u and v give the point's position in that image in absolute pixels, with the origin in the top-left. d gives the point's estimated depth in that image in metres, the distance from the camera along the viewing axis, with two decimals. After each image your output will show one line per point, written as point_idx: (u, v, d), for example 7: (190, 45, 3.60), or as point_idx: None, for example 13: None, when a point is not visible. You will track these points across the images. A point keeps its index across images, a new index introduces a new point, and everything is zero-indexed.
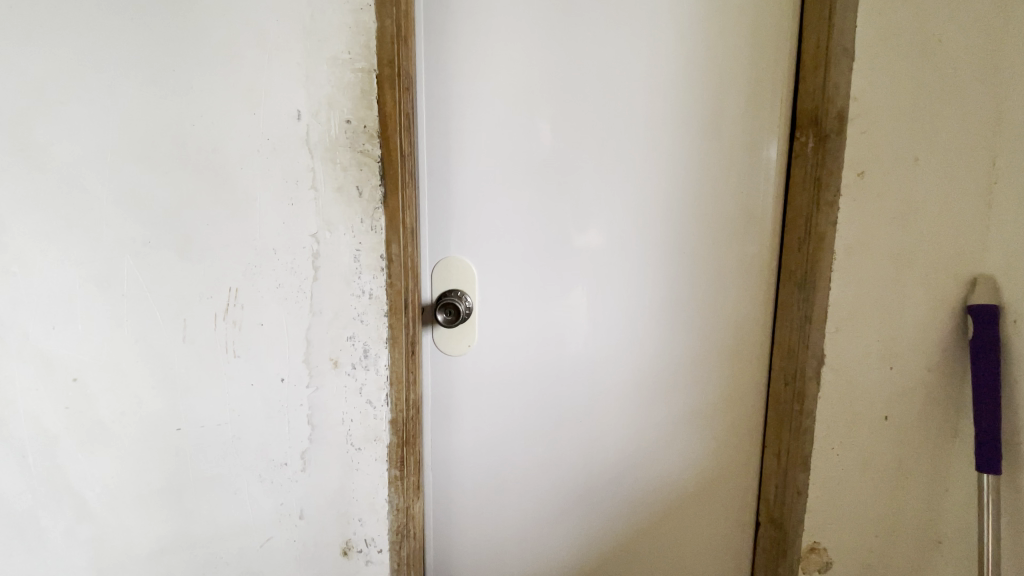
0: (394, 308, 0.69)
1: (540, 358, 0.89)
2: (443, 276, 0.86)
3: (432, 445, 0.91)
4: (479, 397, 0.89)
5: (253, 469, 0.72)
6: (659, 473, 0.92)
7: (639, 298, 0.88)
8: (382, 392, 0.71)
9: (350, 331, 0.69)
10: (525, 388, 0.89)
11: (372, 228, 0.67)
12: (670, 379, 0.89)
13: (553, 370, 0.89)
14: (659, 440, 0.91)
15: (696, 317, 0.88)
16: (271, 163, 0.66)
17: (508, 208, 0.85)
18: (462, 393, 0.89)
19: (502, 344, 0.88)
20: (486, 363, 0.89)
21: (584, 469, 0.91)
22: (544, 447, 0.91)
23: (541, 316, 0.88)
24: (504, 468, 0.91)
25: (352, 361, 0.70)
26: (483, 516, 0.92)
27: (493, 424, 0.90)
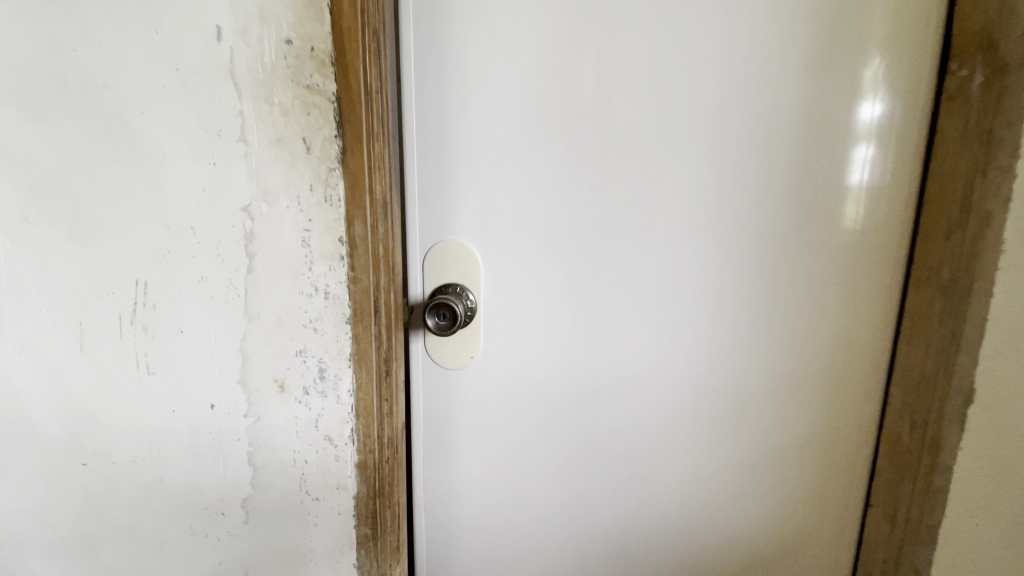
0: (361, 313, 0.49)
1: (566, 376, 0.68)
2: (438, 266, 0.66)
3: (424, 477, 0.71)
4: (485, 422, 0.69)
5: (181, 518, 0.55)
6: (721, 530, 0.70)
7: (703, 300, 0.65)
8: (346, 426, 0.52)
9: (300, 343, 0.50)
10: (546, 414, 0.69)
11: (326, 200, 0.47)
12: (741, 409, 0.67)
13: (584, 393, 0.68)
14: (721, 486, 0.69)
15: (782, 327, 0.65)
16: (183, 106, 0.46)
17: (527, 175, 0.63)
18: (463, 416, 0.69)
19: (516, 357, 0.68)
20: (495, 381, 0.68)
21: (622, 517, 0.71)
22: (569, 489, 0.70)
23: (570, 322, 0.66)
24: (517, 511, 0.71)
25: (304, 384, 0.51)
26: (491, 567, 0.73)
27: (503, 460, 0.70)
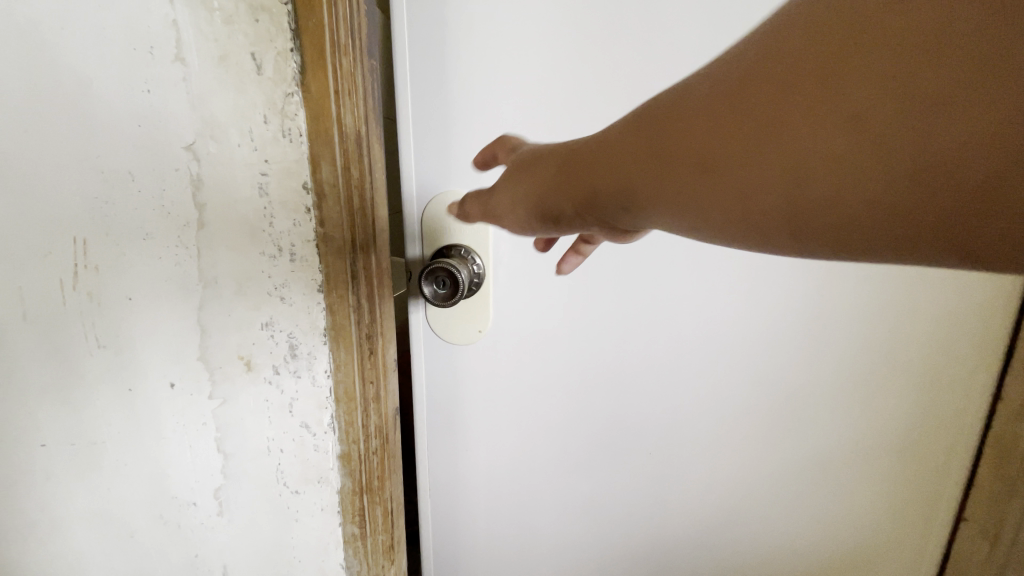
0: (335, 279, 0.40)
1: (596, 362, 0.55)
2: (439, 221, 0.52)
3: (429, 473, 0.62)
4: (498, 413, 0.58)
5: (151, 506, 0.49)
6: (774, 535, 0.61)
7: (781, 273, 0.49)
8: (323, 412, 0.44)
9: (266, 314, 0.42)
10: (569, 404, 0.57)
11: (284, 134, 0.38)
12: (811, 402, 0.54)
13: (616, 385, 0.56)
14: (776, 485, 0.59)
15: (879, 306, 0.50)
16: (105, 17, 0.37)
17: (553, 112, 0.48)
18: (472, 405, 0.58)
19: (534, 340, 0.55)
20: (509, 368, 0.56)
21: (657, 515, 0.61)
22: (594, 484, 0.60)
23: (603, 300, 0.53)
24: (535, 509, 0.62)
25: (274, 363, 0.43)
26: (505, 563, 0.66)
27: (520, 457, 0.60)
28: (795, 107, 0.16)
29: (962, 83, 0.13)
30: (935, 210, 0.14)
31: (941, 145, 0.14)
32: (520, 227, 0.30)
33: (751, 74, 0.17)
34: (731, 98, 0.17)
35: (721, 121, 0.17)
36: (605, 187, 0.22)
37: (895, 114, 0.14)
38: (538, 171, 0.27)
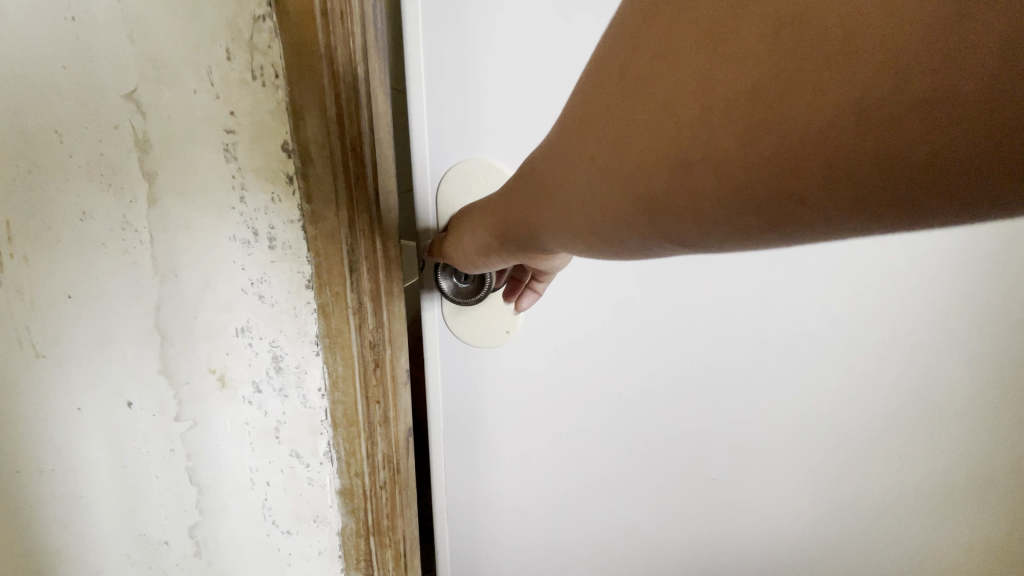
0: (328, 272, 0.30)
1: (654, 369, 0.46)
2: (461, 195, 0.41)
3: (448, 498, 0.52)
4: (534, 430, 0.49)
5: (99, 566, 0.38)
6: (822, 539, 0.57)
7: (874, 262, 0.42)
8: (319, 439, 0.35)
9: (241, 317, 0.32)
10: (618, 416, 0.48)
11: (254, 75, 0.28)
12: (886, 400, 0.49)
13: (671, 394, 0.47)
14: (831, 490, 0.53)
15: (965, 297, 0.45)
16: None
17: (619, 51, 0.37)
18: (502, 421, 0.49)
19: (578, 344, 0.45)
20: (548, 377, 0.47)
21: (710, 527, 0.54)
22: (635, 503, 0.53)
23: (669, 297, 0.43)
24: (573, 528, 0.54)
25: (255, 380, 0.33)
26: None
27: (555, 477, 0.51)
28: (618, 107, 0.15)
29: (708, 66, 0.13)
30: (757, 193, 0.13)
31: (781, 104, 0.12)
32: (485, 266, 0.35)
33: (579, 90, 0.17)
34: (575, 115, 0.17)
35: (580, 133, 0.17)
36: (531, 205, 0.23)
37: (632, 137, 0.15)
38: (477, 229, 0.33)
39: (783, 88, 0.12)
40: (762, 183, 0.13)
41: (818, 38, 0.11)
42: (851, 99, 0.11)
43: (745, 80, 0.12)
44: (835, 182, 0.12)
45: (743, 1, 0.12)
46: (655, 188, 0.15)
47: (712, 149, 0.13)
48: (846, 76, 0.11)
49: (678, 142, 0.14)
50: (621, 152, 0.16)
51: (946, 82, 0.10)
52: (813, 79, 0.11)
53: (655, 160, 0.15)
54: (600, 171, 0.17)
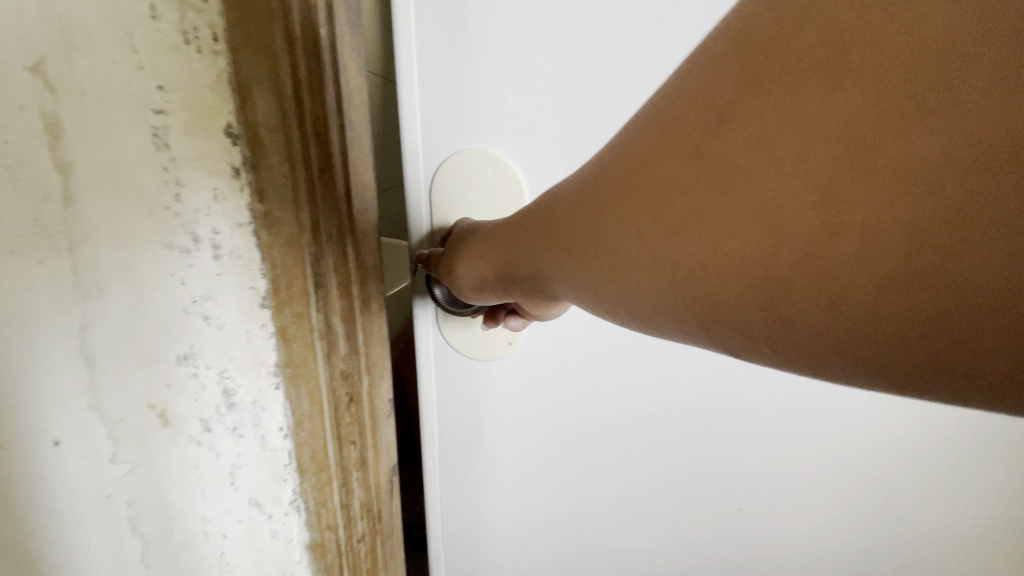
0: (286, 288, 0.24)
1: (685, 395, 0.39)
2: (459, 192, 0.35)
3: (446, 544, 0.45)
4: (543, 465, 0.42)
5: None
6: None
7: None
8: (283, 487, 0.29)
9: (187, 342, 0.26)
10: (640, 452, 0.41)
11: (188, 42, 0.23)
12: (968, 445, 0.41)
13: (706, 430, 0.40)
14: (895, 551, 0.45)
15: None
16: None
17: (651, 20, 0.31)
18: (506, 453, 0.42)
19: (595, 369, 0.38)
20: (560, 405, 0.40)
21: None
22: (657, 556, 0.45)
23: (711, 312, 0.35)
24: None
25: (203, 417, 0.27)
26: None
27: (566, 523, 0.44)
28: (691, 207, 0.16)
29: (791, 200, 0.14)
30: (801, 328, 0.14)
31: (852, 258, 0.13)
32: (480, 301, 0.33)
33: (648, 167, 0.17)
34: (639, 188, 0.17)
35: (640, 208, 0.17)
36: (554, 258, 0.22)
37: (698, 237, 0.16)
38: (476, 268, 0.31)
39: (862, 228, 0.13)
40: (791, 312, 0.14)
41: (905, 163, 0.12)
42: (929, 221, 0.12)
43: (817, 187, 0.13)
44: (890, 308, 0.13)
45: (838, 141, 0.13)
46: (696, 288, 0.16)
47: (771, 248, 0.14)
48: (927, 206, 0.12)
49: (739, 235, 0.15)
50: (678, 235, 0.16)
51: (969, 250, 0.12)
52: (894, 199, 0.12)
53: (715, 251, 0.15)
54: (652, 247, 0.17)
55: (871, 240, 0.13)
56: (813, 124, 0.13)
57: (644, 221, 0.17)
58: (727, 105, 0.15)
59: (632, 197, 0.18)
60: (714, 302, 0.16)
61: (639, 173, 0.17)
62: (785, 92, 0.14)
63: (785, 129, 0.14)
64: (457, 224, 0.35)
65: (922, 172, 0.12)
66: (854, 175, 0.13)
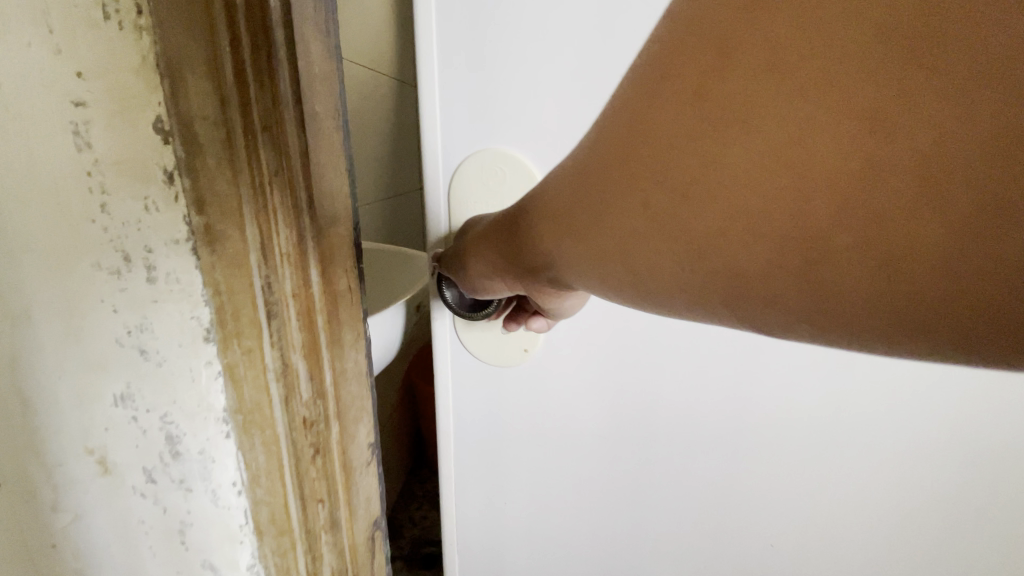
0: (235, 318, 0.20)
1: (733, 440, 0.33)
2: (476, 190, 0.31)
3: None
4: (564, 509, 0.37)
5: None
6: None
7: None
8: (243, 544, 0.25)
9: (123, 379, 0.21)
10: (674, 499, 0.35)
11: (107, 10, 0.17)
12: None
13: (757, 475, 0.34)
14: None
15: None
16: None
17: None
18: (523, 491, 0.37)
19: (629, 400, 0.33)
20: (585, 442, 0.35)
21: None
22: None
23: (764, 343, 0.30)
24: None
25: (147, 467, 0.23)
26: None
27: (591, 568, 0.39)
28: (702, 167, 0.14)
29: (816, 147, 0.13)
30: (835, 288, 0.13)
31: (892, 204, 0.12)
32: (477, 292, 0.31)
33: (642, 127, 0.16)
34: (634, 152, 0.16)
35: (640, 176, 0.16)
36: (538, 238, 0.21)
37: (714, 200, 0.14)
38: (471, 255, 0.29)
39: (906, 171, 0.12)
40: (824, 270, 0.13)
41: (959, 87, 0.11)
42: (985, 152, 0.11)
43: (854, 132, 0.12)
44: (940, 257, 0.12)
45: (870, 77, 0.12)
46: (715, 254, 0.15)
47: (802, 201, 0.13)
48: (981, 137, 0.11)
49: (769, 194, 0.13)
50: (691, 197, 0.15)
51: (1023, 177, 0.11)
52: (944, 133, 0.11)
53: (742, 214, 0.14)
54: (663, 220, 0.16)
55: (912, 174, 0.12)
56: (838, 58, 0.12)
57: (651, 190, 0.16)
58: (731, 37, 0.13)
59: (631, 164, 0.16)
60: (742, 272, 0.15)
61: (636, 135, 0.16)
62: (797, 16, 0.12)
63: (803, 61, 0.12)
64: (467, 224, 0.30)
65: (973, 102, 0.11)
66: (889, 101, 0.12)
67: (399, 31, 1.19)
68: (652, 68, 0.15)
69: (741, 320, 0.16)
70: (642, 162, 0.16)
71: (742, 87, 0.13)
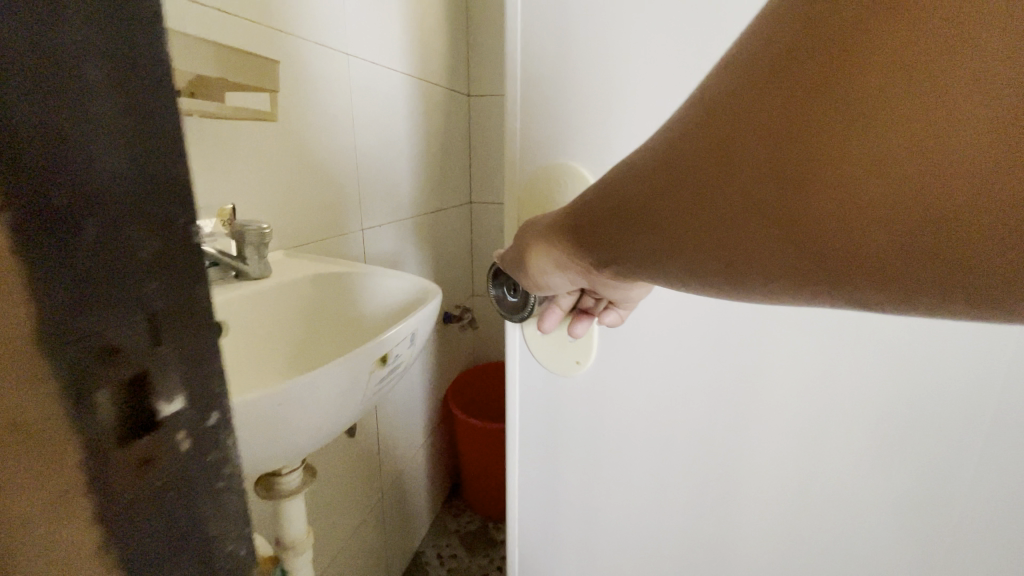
0: None
1: (694, 363, 0.54)
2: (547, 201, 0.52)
3: (521, 457, 0.63)
4: (602, 404, 0.58)
5: None
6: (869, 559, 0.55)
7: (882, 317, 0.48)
8: None
9: None
10: (659, 401, 0.56)
11: None
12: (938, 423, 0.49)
13: (704, 382, 0.54)
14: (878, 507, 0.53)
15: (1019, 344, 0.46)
16: None
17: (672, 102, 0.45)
18: (575, 392, 0.59)
19: (628, 337, 0.55)
20: (610, 360, 0.57)
21: (764, 526, 0.57)
22: (677, 483, 0.59)
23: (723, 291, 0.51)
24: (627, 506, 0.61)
25: None
26: (590, 561, 0.65)
27: (611, 447, 0.60)
28: (811, 151, 0.19)
29: (911, 135, 0.17)
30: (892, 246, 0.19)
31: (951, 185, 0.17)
32: (564, 268, 0.42)
33: (754, 119, 0.21)
34: (750, 139, 0.21)
35: (755, 156, 0.21)
36: (649, 216, 0.27)
37: (819, 175, 0.19)
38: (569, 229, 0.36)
39: (971, 158, 0.17)
40: (891, 233, 0.19)
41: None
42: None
43: (932, 127, 0.17)
44: (984, 224, 0.17)
45: (952, 87, 0.16)
46: (813, 220, 0.20)
47: (843, 166, 0.19)
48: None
49: (867, 170, 0.18)
50: (802, 174, 0.20)
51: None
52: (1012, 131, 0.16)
53: (841, 187, 0.19)
54: (769, 193, 0.21)
55: (987, 161, 0.16)
56: (933, 71, 0.17)
57: (763, 167, 0.21)
58: (841, 46, 0.18)
59: (750, 147, 0.21)
60: (831, 237, 0.20)
61: (751, 126, 0.21)
62: (898, 34, 0.17)
63: (908, 66, 0.17)
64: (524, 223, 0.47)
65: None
66: (977, 106, 0.16)
67: (446, 37, 1.10)
68: (764, 71, 0.21)
69: (820, 275, 0.21)
70: (761, 147, 0.21)
71: (850, 83, 0.18)
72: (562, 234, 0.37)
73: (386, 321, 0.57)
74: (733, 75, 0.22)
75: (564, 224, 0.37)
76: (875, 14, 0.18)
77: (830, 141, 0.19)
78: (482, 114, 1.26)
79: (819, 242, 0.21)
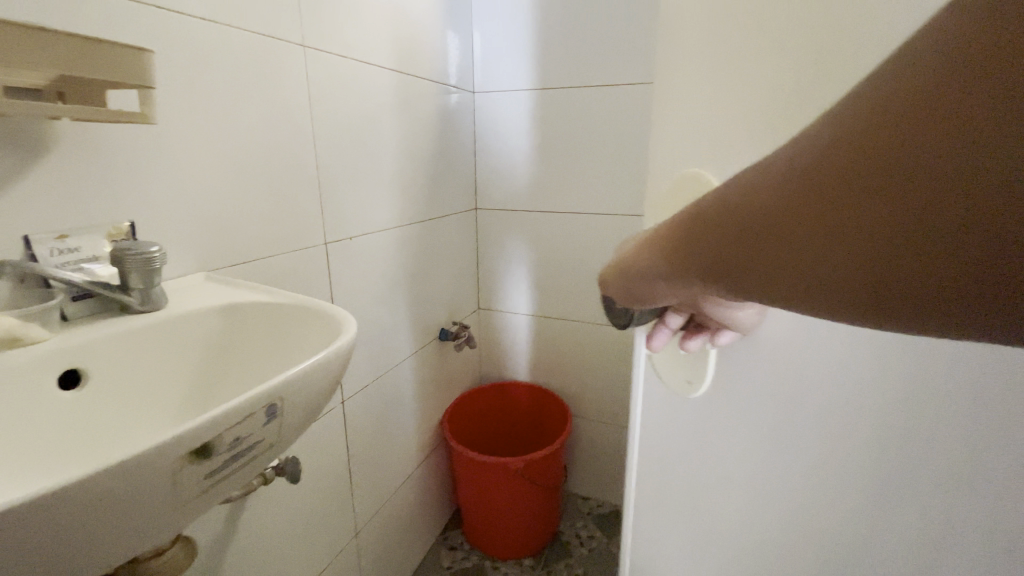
0: None
1: (812, 383, 0.49)
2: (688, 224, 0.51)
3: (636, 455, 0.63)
4: (708, 418, 0.56)
5: None
6: None
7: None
8: None
9: None
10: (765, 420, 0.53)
11: None
12: None
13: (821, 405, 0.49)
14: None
15: None
16: None
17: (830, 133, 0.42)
18: (682, 406, 0.57)
19: (742, 353, 0.52)
20: (677, 372, 0.56)
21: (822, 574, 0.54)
22: (772, 506, 0.55)
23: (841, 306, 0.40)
24: (700, 526, 0.60)
25: None
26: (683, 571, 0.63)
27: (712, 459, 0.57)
28: (850, 212, 0.20)
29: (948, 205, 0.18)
30: (938, 298, 0.19)
31: (1001, 248, 0.17)
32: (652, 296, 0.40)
33: (805, 178, 0.22)
34: (797, 196, 0.22)
35: (801, 211, 0.22)
36: (720, 251, 0.28)
37: (860, 236, 0.20)
38: (645, 253, 0.36)
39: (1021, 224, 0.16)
40: (938, 286, 0.19)
41: None
42: None
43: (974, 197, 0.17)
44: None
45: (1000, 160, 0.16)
46: (858, 272, 0.21)
47: (950, 223, 0.18)
48: None
49: (905, 233, 0.19)
50: (843, 229, 0.21)
51: None
52: None
53: (881, 243, 0.20)
54: (813, 244, 0.22)
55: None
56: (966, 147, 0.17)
57: (807, 220, 0.22)
58: (885, 120, 0.19)
59: (798, 201, 0.22)
60: (877, 287, 0.21)
61: (800, 185, 0.22)
62: (936, 113, 0.17)
63: (947, 138, 0.17)
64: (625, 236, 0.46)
65: None
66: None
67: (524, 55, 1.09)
68: (818, 137, 0.22)
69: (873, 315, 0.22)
70: (808, 203, 0.22)
71: (889, 153, 0.19)
72: (638, 260, 0.37)
73: (298, 352, 0.48)
74: (800, 134, 0.23)
75: (641, 248, 0.37)
76: (920, 90, 0.18)
77: (866, 204, 0.20)
78: (487, 112, 1.14)
79: (867, 287, 0.21)
